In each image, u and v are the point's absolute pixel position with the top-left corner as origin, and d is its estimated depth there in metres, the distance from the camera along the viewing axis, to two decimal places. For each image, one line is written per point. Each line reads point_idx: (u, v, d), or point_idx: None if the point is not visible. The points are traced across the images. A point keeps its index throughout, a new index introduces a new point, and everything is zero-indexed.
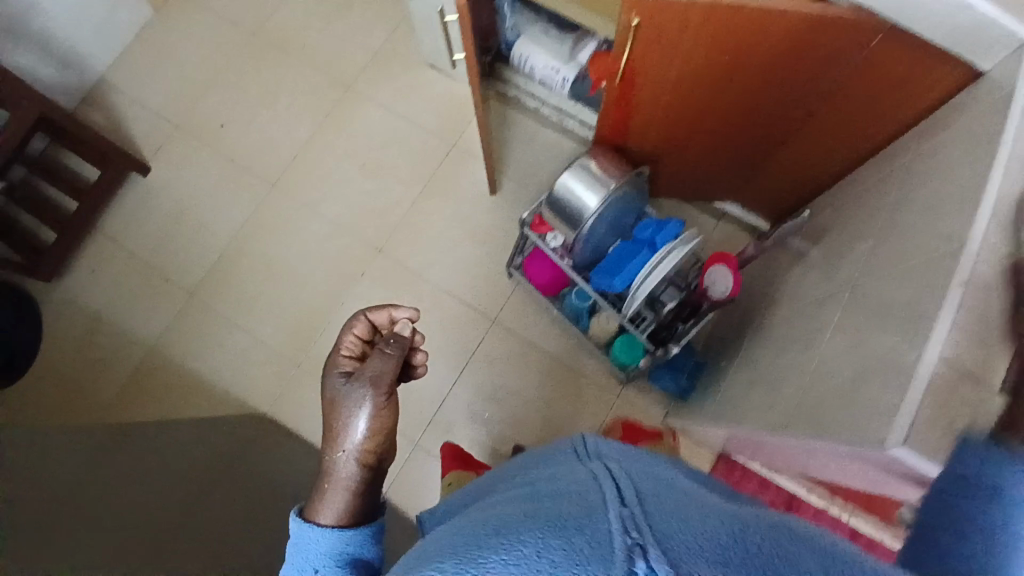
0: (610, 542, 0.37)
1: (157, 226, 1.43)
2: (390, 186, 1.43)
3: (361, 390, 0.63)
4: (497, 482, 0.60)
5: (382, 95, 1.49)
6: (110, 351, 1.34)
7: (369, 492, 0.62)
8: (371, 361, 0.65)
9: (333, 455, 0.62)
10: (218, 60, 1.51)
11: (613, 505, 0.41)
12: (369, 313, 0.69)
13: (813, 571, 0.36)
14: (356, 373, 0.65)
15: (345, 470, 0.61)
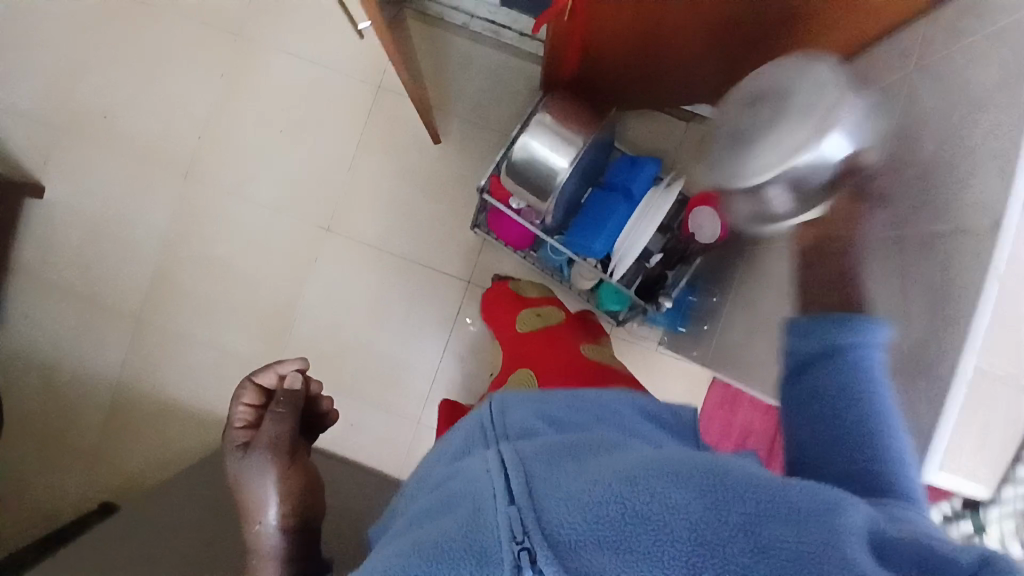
0: (497, 555, 0.37)
1: (76, 249, 1.27)
2: (319, 150, 1.23)
3: (259, 461, 0.82)
4: (433, 463, 0.57)
5: (279, 36, 1.23)
6: (79, 392, 1.27)
7: (296, 541, 0.81)
8: (268, 427, 0.84)
9: (256, 528, 0.80)
10: (80, 35, 1.26)
11: (498, 506, 0.40)
12: (257, 377, 0.88)
13: (689, 512, 0.36)
14: (253, 446, 0.83)
15: (269, 539, 0.80)
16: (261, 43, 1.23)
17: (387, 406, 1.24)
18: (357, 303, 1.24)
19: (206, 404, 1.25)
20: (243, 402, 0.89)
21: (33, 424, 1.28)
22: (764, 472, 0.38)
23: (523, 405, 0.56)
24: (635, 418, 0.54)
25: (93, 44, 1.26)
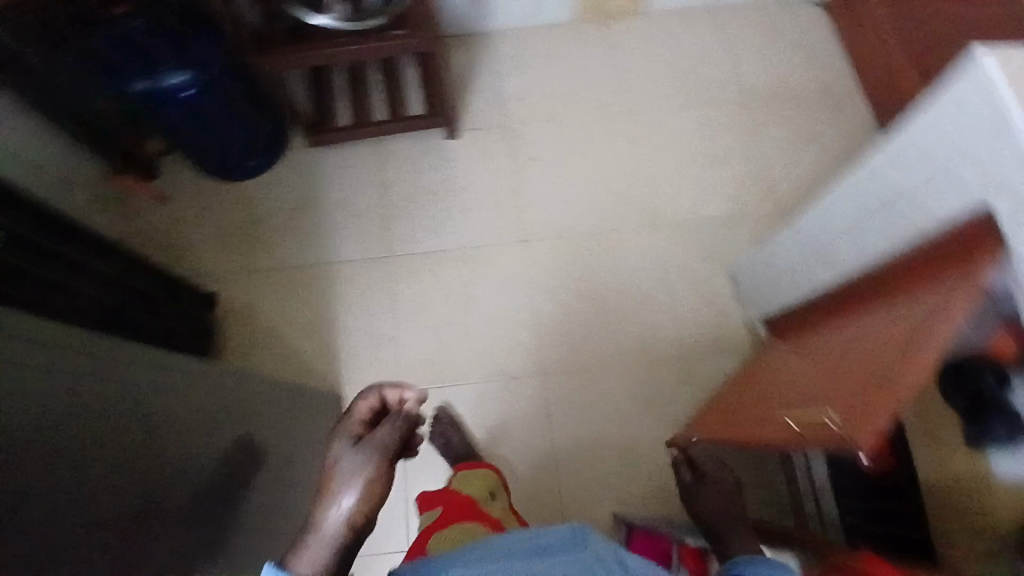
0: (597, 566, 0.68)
1: (417, 180, 1.47)
2: (599, 334, 1.38)
3: (362, 459, 0.70)
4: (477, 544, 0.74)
5: (668, 255, 1.43)
6: (299, 233, 1.42)
7: (347, 552, 0.67)
8: (378, 433, 0.72)
9: (318, 517, 0.67)
10: (581, 109, 1.54)
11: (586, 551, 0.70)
12: (384, 388, 0.78)
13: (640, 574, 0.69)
14: (361, 440, 0.72)
15: (330, 527, 0.66)
16: (655, 245, 1.44)
17: (412, 508, 1.26)
18: (492, 428, 1.31)
19: (340, 344, 1.35)
20: (363, 401, 0.77)
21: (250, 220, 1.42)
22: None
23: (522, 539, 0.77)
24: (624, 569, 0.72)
25: (583, 125, 1.53)
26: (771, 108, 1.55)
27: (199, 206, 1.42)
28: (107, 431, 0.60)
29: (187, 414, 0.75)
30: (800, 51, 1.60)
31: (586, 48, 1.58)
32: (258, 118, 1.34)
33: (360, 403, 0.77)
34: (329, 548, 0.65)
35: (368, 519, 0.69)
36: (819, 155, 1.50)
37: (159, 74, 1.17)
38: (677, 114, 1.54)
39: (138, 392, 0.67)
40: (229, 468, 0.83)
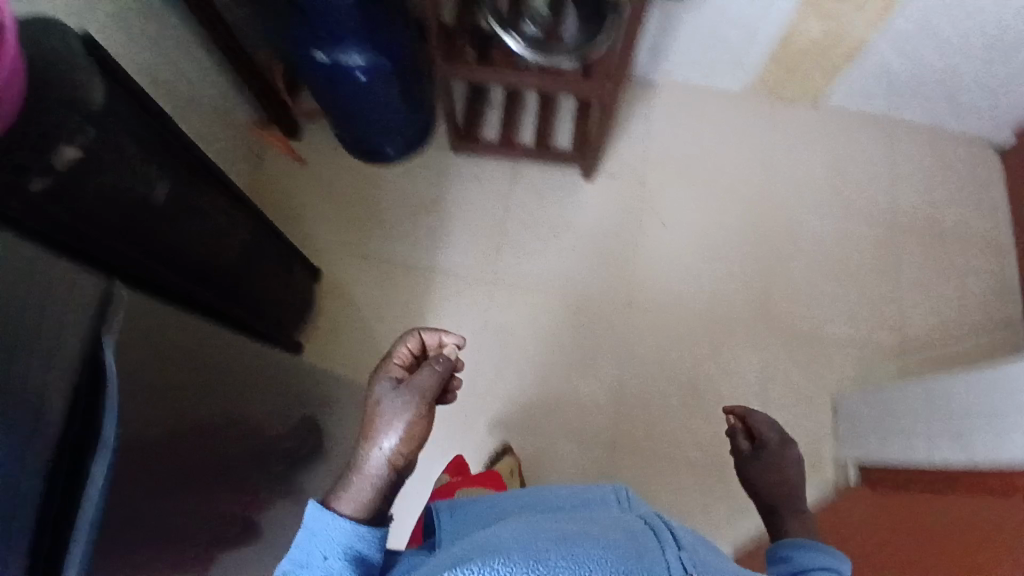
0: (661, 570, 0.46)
1: (542, 212, 1.44)
2: (677, 421, 1.33)
3: (406, 400, 0.71)
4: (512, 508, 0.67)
5: (774, 364, 1.36)
6: (415, 233, 1.42)
7: (388, 491, 0.68)
8: (420, 373, 0.73)
9: (368, 446, 0.69)
10: (725, 187, 1.48)
11: (648, 543, 0.49)
12: (423, 332, 0.79)
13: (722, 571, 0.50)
14: (404, 381, 0.73)
15: (374, 463, 0.68)
16: (763, 350, 1.37)
17: None
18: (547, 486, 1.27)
19: None
20: (401, 346, 0.78)
21: (371, 204, 1.44)
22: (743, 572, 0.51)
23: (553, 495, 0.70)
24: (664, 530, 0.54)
25: (723, 204, 1.46)
26: (925, 241, 1.45)
27: (326, 178, 1.44)
28: (208, 397, 0.60)
29: (238, 373, 0.70)
30: (973, 192, 1.49)
31: (748, 126, 1.52)
32: (410, 111, 1.32)
33: (401, 346, 0.78)
34: (371, 486, 0.67)
35: (408, 460, 0.70)
36: (961, 306, 1.40)
37: (341, 53, 1.14)
38: (823, 220, 1.46)
39: (218, 362, 0.66)
40: (283, 432, 0.81)
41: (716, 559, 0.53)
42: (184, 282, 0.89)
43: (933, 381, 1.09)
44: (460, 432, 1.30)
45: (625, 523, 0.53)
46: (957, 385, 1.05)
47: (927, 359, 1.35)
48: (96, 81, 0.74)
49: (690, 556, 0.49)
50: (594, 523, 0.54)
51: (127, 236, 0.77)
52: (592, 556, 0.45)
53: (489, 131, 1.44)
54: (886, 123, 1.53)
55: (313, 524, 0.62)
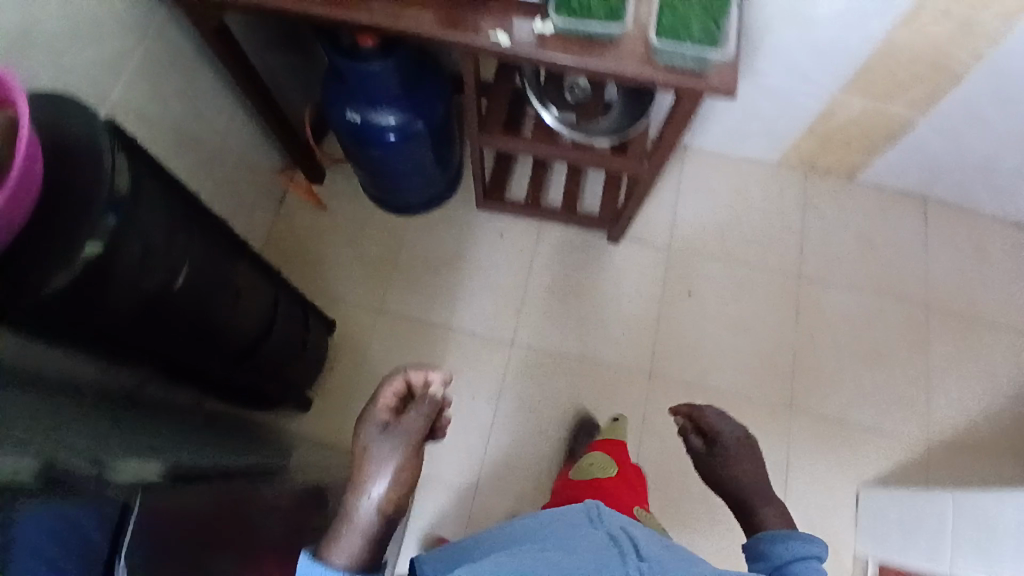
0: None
1: (566, 275, 1.41)
2: (693, 503, 1.28)
3: (393, 448, 0.68)
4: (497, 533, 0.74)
5: (796, 450, 1.31)
6: (434, 289, 1.39)
7: (381, 540, 0.67)
8: (407, 418, 0.68)
9: (354, 501, 0.66)
10: (754, 260, 1.44)
11: (615, 561, 0.65)
12: (407, 368, 0.70)
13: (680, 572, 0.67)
14: (391, 424, 0.69)
15: (362, 516, 0.66)
16: (786, 434, 1.32)
17: None
18: None
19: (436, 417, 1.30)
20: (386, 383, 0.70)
21: (391, 257, 1.41)
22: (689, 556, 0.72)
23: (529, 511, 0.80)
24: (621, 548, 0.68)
25: (750, 278, 1.43)
26: (960, 330, 1.40)
27: (349, 228, 1.42)
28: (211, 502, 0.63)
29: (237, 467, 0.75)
30: (1009, 281, 1.45)
31: (780, 198, 1.48)
32: (439, 162, 1.29)
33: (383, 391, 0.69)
34: (366, 536, 0.66)
35: (398, 505, 0.68)
36: (993, 400, 1.35)
37: (374, 110, 1.12)
38: (856, 301, 1.42)
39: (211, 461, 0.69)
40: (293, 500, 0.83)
41: (671, 568, 0.67)
42: (198, 354, 0.90)
43: (961, 495, 1.03)
44: (467, 503, 1.26)
45: (596, 550, 0.67)
46: (985, 500, 0.98)
47: (957, 454, 1.31)
48: (121, 167, 0.69)
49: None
50: (570, 548, 0.68)
51: (139, 322, 0.76)
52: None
53: (516, 188, 1.41)
54: (922, 202, 1.50)
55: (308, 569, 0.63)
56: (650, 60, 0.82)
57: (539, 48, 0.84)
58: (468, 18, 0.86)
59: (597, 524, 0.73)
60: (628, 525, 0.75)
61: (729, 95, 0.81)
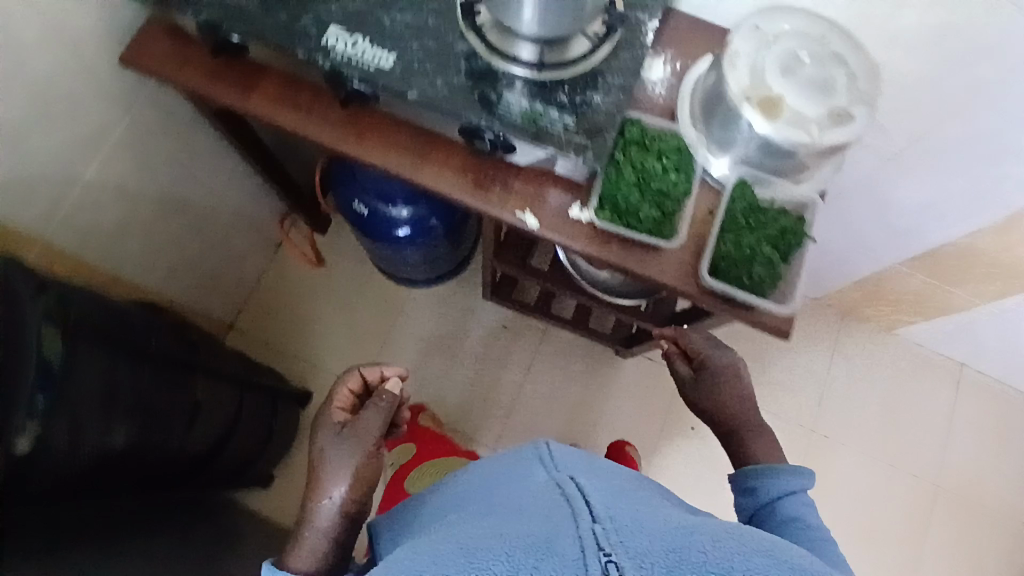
0: (583, 555, 0.49)
1: (564, 380, 1.32)
2: None
3: (350, 446, 0.71)
4: (463, 493, 0.70)
5: None
6: (423, 370, 1.31)
7: (343, 540, 0.68)
8: (365, 417, 0.73)
9: (316, 504, 0.68)
10: (766, 399, 1.35)
11: (575, 528, 0.52)
12: (363, 368, 0.77)
13: (669, 537, 0.52)
14: (348, 426, 0.73)
15: (325, 519, 0.67)
16: None
17: None
18: None
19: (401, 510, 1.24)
20: (341, 386, 0.77)
21: (383, 327, 1.32)
22: (688, 531, 0.54)
23: (488, 463, 0.73)
24: (584, 508, 0.54)
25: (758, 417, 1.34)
26: (962, 510, 1.33)
27: (345, 286, 1.33)
28: None
29: None
30: None
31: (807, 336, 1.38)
32: (452, 248, 1.18)
33: (340, 393, 0.77)
34: (326, 538, 0.67)
35: (360, 507, 0.70)
36: None
37: (385, 203, 1.01)
38: (861, 461, 1.34)
39: None
40: None
41: (639, 514, 0.55)
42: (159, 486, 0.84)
43: None
44: None
45: (544, 502, 0.57)
46: None
47: None
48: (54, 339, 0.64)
49: (605, 528, 0.51)
50: (517, 508, 0.58)
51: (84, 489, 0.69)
52: (497, 561, 0.49)
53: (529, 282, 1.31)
54: (956, 367, 1.38)
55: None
56: (696, 278, 0.70)
57: (567, 236, 0.72)
58: (493, 176, 0.74)
59: (548, 472, 0.63)
60: (587, 464, 0.67)
61: (780, 336, 0.71)
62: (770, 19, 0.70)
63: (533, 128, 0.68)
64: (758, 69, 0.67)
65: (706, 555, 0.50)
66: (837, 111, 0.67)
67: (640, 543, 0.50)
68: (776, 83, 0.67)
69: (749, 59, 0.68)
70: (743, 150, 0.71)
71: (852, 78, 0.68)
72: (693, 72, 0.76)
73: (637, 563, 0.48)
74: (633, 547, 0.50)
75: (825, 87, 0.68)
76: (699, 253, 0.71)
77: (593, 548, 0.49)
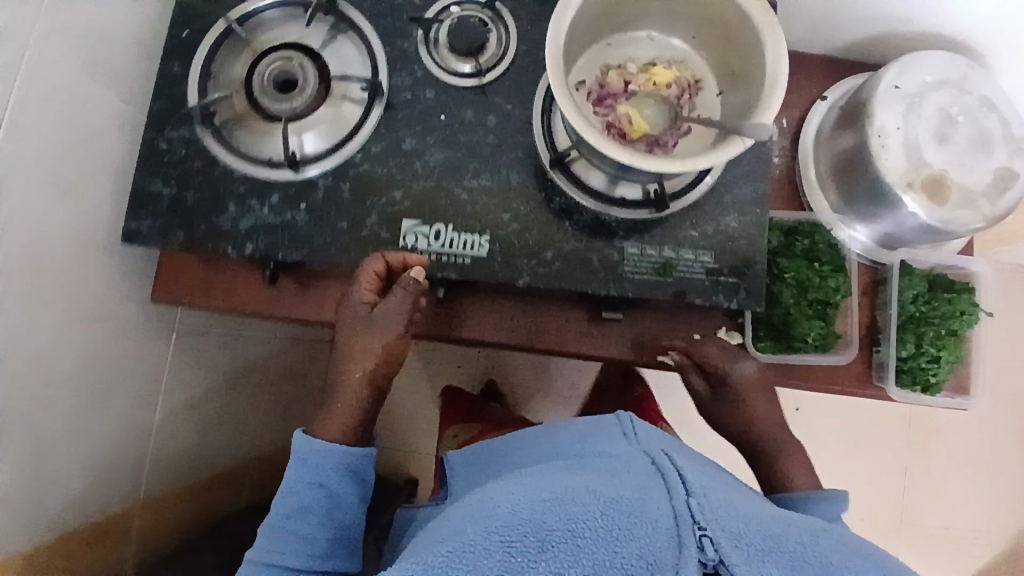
0: (673, 532, 0.35)
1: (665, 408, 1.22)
2: None
3: (375, 331, 0.57)
4: (499, 468, 0.54)
5: None
6: None
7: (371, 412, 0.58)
8: (389, 300, 0.56)
9: (340, 372, 0.58)
10: None
11: (665, 497, 0.38)
12: (386, 254, 0.56)
13: (783, 533, 0.37)
14: (377, 308, 0.57)
15: (351, 392, 0.57)
16: None
17: None
18: None
19: None
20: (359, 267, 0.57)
21: None
22: (806, 528, 0.39)
23: (535, 433, 0.57)
24: (674, 477, 0.40)
25: None
26: None
27: None
28: None
29: None
30: None
31: None
32: None
33: (363, 270, 0.56)
34: (357, 407, 0.57)
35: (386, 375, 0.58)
36: None
37: None
38: None
39: None
40: None
41: (732, 495, 0.41)
42: None
43: None
44: None
45: (625, 465, 0.42)
46: None
47: None
48: None
49: (704, 501, 0.38)
50: (597, 463, 0.44)
51: None
52: (590, 516, 0.36)
53: None
54: None
55: (305, 452, 0.54)
56: (876, 381, 0.64)
57: None
58: (614, 327, 0.64)
59: (630, 439, 0.47)
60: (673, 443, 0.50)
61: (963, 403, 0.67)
62: (909, 71, 0.60)
63: (670, 281, 0.59)
64: (912, 144, 0.58)
65: (807, 551, 0.35)
66: (1002, 172, 0.59)
67: (738, 523, 0.37)
68: (935, 158, 0.58)
69: (899, 133, 0.59)
70: (893, 234, 0.63)
71: (1007, 125, 0.60)
72: (807, 133, 0.66)
73: (736, 544, 0.35)
74: (731, 525, 0.36)
75: (983, 147, 0.59)
76: (872, 353, 0.64)
77: (686, 519, 0.36)
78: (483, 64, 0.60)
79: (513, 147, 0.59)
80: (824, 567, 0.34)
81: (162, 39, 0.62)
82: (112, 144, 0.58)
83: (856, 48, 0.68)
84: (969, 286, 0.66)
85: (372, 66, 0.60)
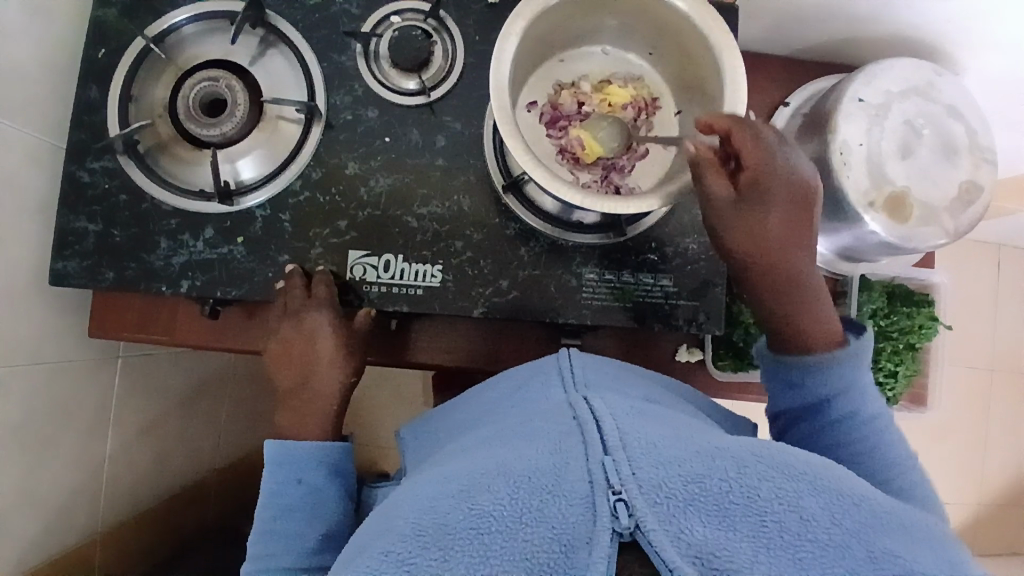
0: (590, 504, 0.27)
1: None
2: None
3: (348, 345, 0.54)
4: (436, 434, 0.46)
5: None
6: None
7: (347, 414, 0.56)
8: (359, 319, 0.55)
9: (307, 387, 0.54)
10: None
11: (585, 458, 0.30)
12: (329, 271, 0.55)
13: (725, 475, 0.29)
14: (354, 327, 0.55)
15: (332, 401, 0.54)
16: None
17: None
18: None
19: None
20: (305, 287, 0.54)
21: None
22: (760, 460, 0.30)
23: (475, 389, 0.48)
24: (598, 429, 0.32)
25: None
26: None
27: None
28: None
29: None
30: None
31: None
32: None
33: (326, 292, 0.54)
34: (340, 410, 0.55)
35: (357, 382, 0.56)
36: None
37: None
38: None
39: None
40: None
41: (673, 436, 0.33)
42: None
43: None
44: None
45: (546, 423, 0.34)
46: None
47: None
48: None
49: (624, 453, 0.30)
50: (516, 428, 0.36)
51: None
52: (496, 503, 0.28)
53: None
54: None
55: (281, 456, 0.50)
56: None
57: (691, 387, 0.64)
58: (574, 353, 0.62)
59: (566, 386, 0.39)
60: (629, 382, 0.42)
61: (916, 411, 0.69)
62: (874, 81, 0.57)
63: (629, 306, 0.57)
64: (875, 159, 0.57)
65: (737, 496, 0.28)
66: (966, 185, 0.58)
67: (664, 472, 0.29)
68: (898, 174, 0.57)
69: (861, 149, 0.57)
70: (855, 251, 0.60)
71: (972, 134, 0.58)
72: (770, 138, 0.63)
73: (656, 500, 0.27)
74: (651, 478, 0.28)
75: (948, 158, 0.58)
76: None
77: (599, 485, 0.28)
78: (427, 80, 0.56)
79: (463, 170, 0.56)
80: (755, 513, 0.27)
81: (72, 62, 0.56)
82: (28, 185, 0.53)
83: (820, 50, 0.65)
84: (929, 298, 0.67)
85: (306, 85, 0.55)
